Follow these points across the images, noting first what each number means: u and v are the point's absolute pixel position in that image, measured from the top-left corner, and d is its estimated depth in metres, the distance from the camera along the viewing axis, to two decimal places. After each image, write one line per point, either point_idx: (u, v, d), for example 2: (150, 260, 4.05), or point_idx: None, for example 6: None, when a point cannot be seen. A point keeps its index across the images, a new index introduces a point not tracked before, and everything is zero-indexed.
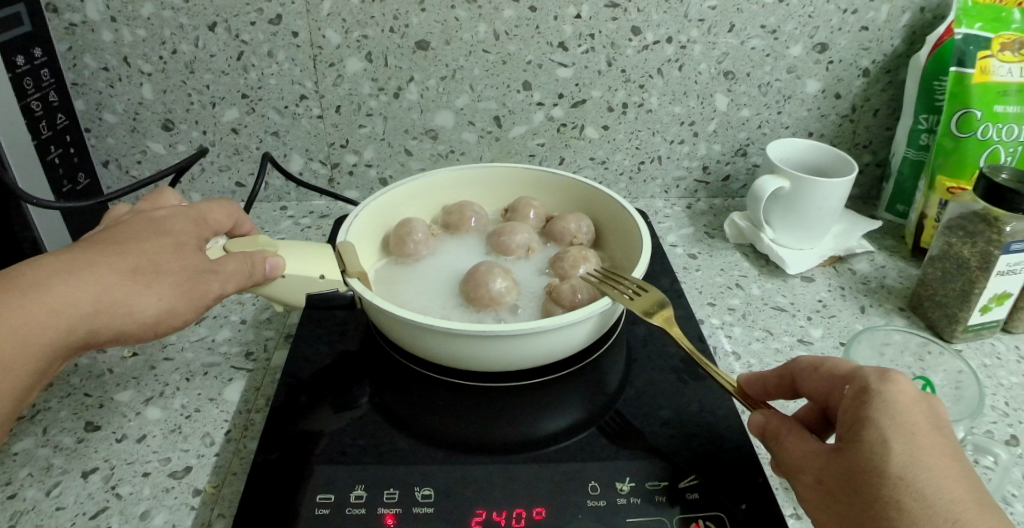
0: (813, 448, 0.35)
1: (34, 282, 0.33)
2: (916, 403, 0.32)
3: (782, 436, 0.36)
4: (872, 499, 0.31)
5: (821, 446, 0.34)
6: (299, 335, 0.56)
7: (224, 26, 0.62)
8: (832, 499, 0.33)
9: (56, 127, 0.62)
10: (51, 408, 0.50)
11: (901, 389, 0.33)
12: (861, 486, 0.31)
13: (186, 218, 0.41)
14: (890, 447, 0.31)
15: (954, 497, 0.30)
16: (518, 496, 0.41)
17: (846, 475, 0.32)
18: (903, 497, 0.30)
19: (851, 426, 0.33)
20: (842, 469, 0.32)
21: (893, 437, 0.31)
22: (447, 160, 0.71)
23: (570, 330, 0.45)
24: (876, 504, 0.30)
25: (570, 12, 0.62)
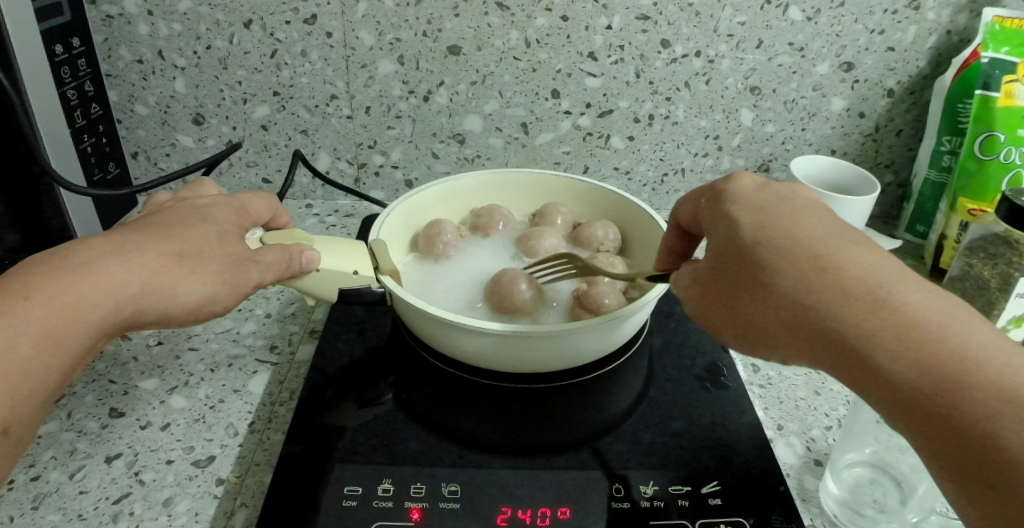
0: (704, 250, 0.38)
1: (84, 262, 0.34)
2: (757, 192, 0.37)
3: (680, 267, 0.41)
4: (755, 265, 0.34)
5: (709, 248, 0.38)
6: (325, 330, 0.57)
7: (259, 23, 0.63)
8: (726, 278, 0.37)
9: (89, 116, 0.63)
10: (75, 393, 0.50)
11: (743, 184, 0.38)
12: (744, 258, 0.35)
13: (229, 208, 0.43)
14: (745, 220, 0.36)
15: (822, 234, 0.34)
16: (543, 494, 0.42)
17: (728, 265, 0.36)
18: (773, 254, 0.34)
19: (711, 218, 0.38)
20: (724, 262, 0.36)
21: (749, 241, 0.35)
22: (473, 164, 0.72)
23: (595, 334, 0.46)
24: (762, 275, 0.34)
25: (601, 22, 0.63)
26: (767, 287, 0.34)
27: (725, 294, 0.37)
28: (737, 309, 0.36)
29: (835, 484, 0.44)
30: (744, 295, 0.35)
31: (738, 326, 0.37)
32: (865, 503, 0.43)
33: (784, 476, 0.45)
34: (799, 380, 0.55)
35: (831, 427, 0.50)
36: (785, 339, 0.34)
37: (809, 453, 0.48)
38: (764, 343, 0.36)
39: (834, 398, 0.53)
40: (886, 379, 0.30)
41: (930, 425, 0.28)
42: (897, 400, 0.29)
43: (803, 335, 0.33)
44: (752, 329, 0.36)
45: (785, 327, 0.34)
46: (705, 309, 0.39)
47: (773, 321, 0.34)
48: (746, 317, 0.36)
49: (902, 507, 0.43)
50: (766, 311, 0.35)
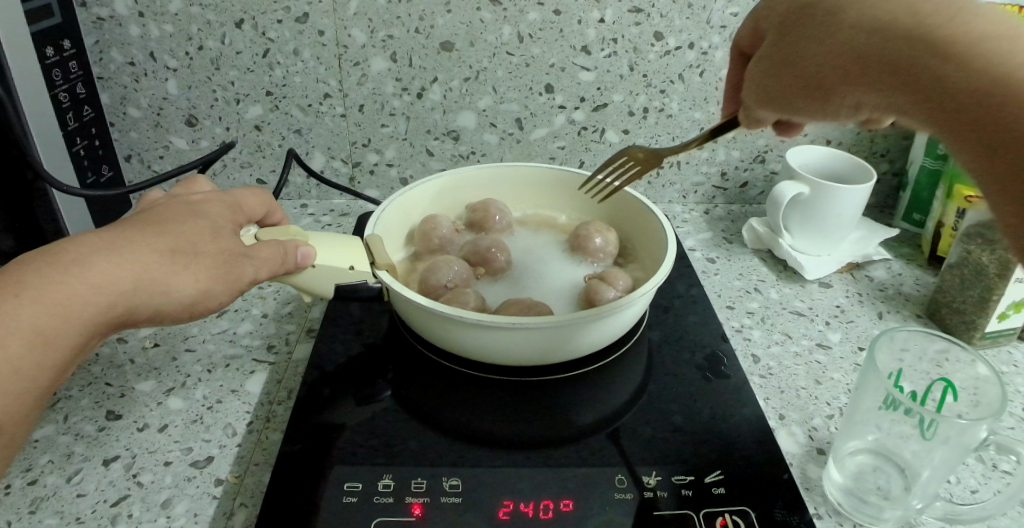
0: (826, 48, 0.34)
1: (76, 258, 0.34)
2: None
3: (818, 67, 0.35)
4: (908, 60, 0.30)
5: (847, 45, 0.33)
6: (323, 329, 0.56)
7: (251, 23, 0.62)
8: (875, 75, 0.32)
9: (81, 119, 0.62)
10: (72, 396, 0.50)
11: None
12: (886, 47, 0.31)
13: (222, 204, 0.43)
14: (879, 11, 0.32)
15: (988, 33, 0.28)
16: (545, 487, 0.42)
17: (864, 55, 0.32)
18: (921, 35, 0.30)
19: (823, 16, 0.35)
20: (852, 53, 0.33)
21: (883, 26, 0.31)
22: (468, 161, 0.72)
23: (597, 325, 0.47)
24: (917, 66, 0.30)
25: (593, 16, 0.63)
26: (821, 35, 0.35)
27: (811, 54, 0.35)
28: (824, 56, 0.34)
29: (838, 473, 0.44)
30: (796, 69, 0.36)
31: (812, 87, 0.36)
32: (868, 490, 0.43)
33: (788, 466, 0.45)
34: (799, 370, 0.54)
35: (832, 415, 0.50)
36: (868, 79, 0.32)
37: (811, 442, 0.48)
38: (838, 94, 0.35)
39: (835, 387, 0.52)
40: (979, 107, 0.27)
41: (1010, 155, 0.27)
42: (979, 129, 0.28)
43: (895, 67, 0.31)
44: (831, 79, 0.34)
45: (868, 64, 0.32)
46: (807, 96, 0.36)
47: (866, 71, 0.32)
48: (823, 66, 0.35)
49: (907, 493, 0.42)
50: (847, 54, 0.33)
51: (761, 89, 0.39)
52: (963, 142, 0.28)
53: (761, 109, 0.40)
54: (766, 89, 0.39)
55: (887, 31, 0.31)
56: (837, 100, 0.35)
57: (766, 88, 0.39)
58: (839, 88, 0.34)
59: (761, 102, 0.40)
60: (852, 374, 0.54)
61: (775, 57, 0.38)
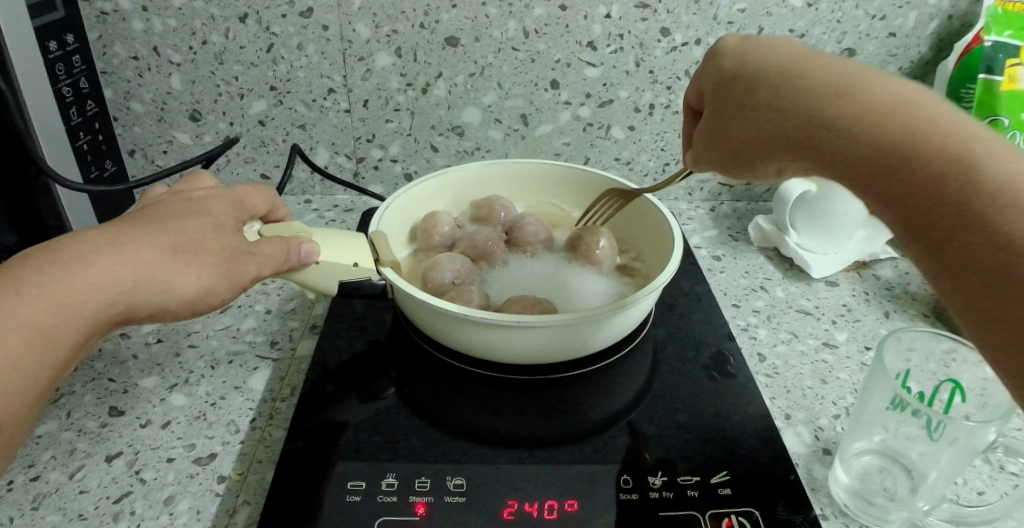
0: (747, 119, 0.36)
1: (76, 255, 0.34)
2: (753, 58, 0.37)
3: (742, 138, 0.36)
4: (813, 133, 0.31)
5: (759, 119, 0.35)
6: (326, 326, 0.56)
7: (255, 18, 0.62)
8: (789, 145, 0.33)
9: (85, 114, 0.62)
10: (75, 392, 0.50)
11: (733, 46, 0.39)
12: (795, 122, 0.32)
13: (226, 200, 0.43)
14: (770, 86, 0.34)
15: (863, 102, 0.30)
16: (550, 487, 0.42)
17: (781, 132, 0.33)
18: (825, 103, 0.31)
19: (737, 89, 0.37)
20: (767, 127, 0.34)
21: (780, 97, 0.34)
22: (473, 157, 0.71)
23: (603, 326, 0.47)
24: (825, 138, 0.31)
25: (600, 11, 0.62)
26: (742, 109, 0.36)
27: (736, 128, 0.37)
28: (743, 126, 0.36)
29: (845, 474, 0.44)
30: (727, 144, 0.38)
31: (743, 157, 0.37)
32: (875, 491, 0.43)
33: (794, 466, 0.45)
34: (805, 369, 0.54)
35: (839, 415, 0.49)
36: (782, 148, 0.34)
37: (817, 442, 0.47)
38: (765, 164, 0.36)
39: (841, 387, 0.52)
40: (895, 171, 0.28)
41: (914, 215, 0.27)
42: (887, 183, 0.28)
43: (801, 137, 0.32)
44: (756, 152, 0.36)
45: (780, 137, 0.34)
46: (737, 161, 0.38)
47: (780, 141, 0.34)
48: (747, 143, 0.36)
49: (913, 494, 0.42)
50: (761, 126, 0.35)
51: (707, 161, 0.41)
52: (869, 198, 0.29)
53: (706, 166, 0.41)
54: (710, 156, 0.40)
55: (780, 108, 0.33)
56: (764, 168, 0.36)
57: (712, 158, 0.40)
58: (763, 156, 0.35)
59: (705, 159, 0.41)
60: (859, 373, 0.53)
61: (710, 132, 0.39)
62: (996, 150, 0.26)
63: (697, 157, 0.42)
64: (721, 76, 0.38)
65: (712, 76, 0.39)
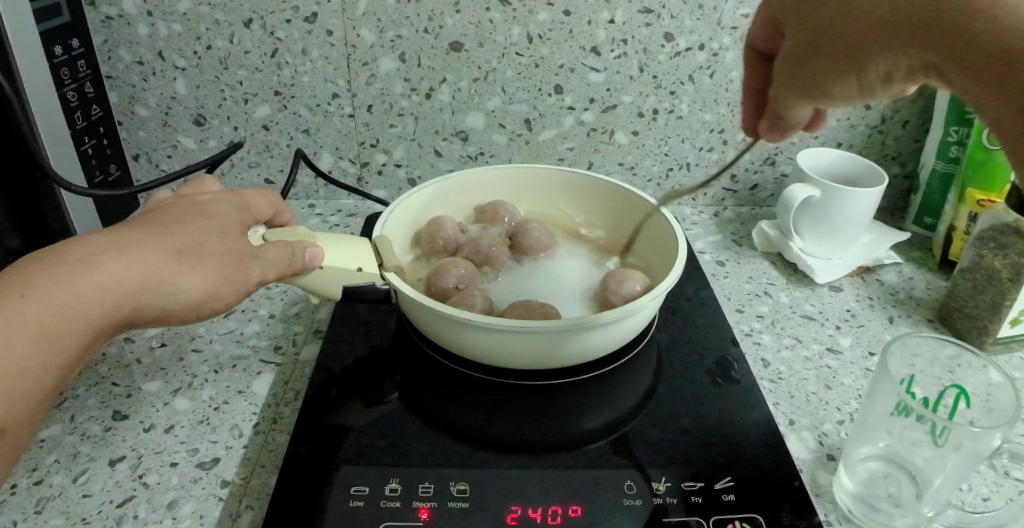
0: (852, 16, 0.32)
1: (82, 257, 0.34)
2: None
3: (839, 45, 0.33)
4: (938, 19, 0.28)
5: (871, 9, 0.31)
6: (330, 330, 0.56)
7: (260, 23, 0.62)
8: (907, 38, 0.30)
9: (90, 118, 0.62)
10: (78, 396, 0.50)
11: None
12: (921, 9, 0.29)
13: (230, 204, 0.43)
14: None
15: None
16: (554, 492, 0.41)
17: (902, 25, 0.30)
18: None
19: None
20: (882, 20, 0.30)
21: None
22: (477, 162, 0.71)
23: (608, 329, 0.47)
24: (955, 25, 0.27)
25: (603, 16, 0.62)
26: (841, 9, 0.32)
27: (833, 27, 0.33)
28: (844, 26, 0.32)
29: (848, 479, 0.44)
30: (822, 49, 0.34)
31: (844, 65, 0.33)
32: (879, 497, 0.43)
33: (798, 471, 0.45)
34: (809, 374, 0.54)
35: (843, 421, 0.49)
36: (903, 41, 0.30)
37: (821, 447, 0.47)
38: (874, 66, 0.32)
39: (846, 392, 0.52)
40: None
41: None
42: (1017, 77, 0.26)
43: (926, 27, 0.29)
44: (861, 53, 0.32)
45: (905, 30, 0.29)
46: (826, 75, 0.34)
47: (895, 31, 0.30)
48: (851, 43, 0.32)
49: (918, 500, 0.42)
50: (878, 20, 0.30)
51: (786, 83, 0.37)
52: (991, 96, 0.27)
53: (787, 103, 0.38)
54: (788, 78, 0.36)
55: (902, 1, 0.29)
56: (870, 73, 0.32)
57: (791, 77, 0.36)
58: (871, 56, 0.32)
59: (783, 86, 0.37)
60: (863, 379, 0.53)
61: (800, 39, 0.35)
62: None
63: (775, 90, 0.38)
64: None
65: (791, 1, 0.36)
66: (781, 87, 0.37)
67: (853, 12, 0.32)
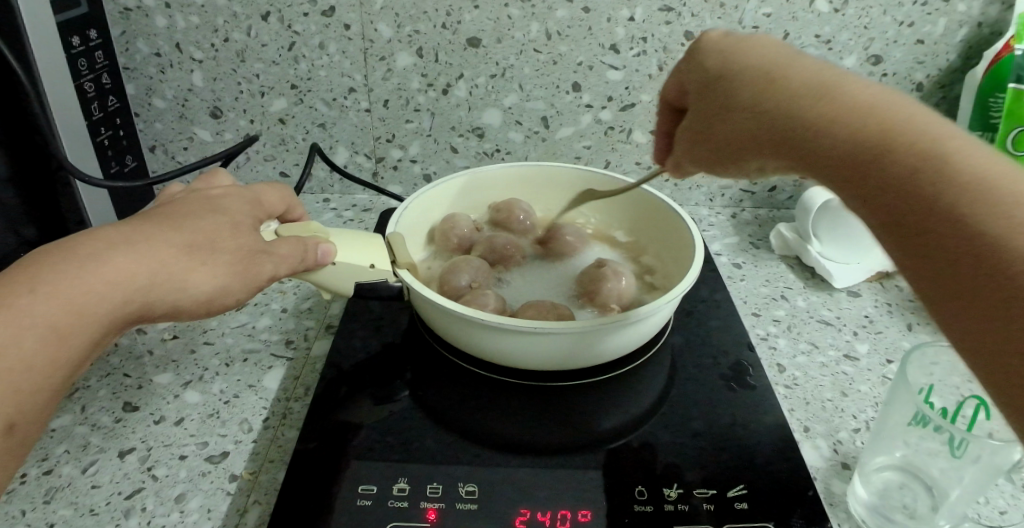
0: (729, 116, 0.34)
1: (92, 252, 0.34)
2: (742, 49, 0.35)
3: (722, 137, 0.35)
4: (793, 131, 0.30)
5: (740, 113, 0.33)
6: (342, 326, 0.56)
7: (277, 16, 0.62)
8: (768, 142, 0.32)
9: (106, 109, 0.63)
10: (90, 387, 0.50)
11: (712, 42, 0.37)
12: (778, 122, 0.31)
13: (242, 199, 0.43)
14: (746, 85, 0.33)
15: (847, 104, 0.28)
16: (563, 496, 0.41)
17: (765, 133, 0.31)
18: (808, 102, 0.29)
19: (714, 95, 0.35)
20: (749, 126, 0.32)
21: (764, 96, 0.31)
22: (492, 159, 0.71)
23: (623, 332, 0.46)
24: (804, 135, 0.29)
25: (623, 14, 0.61)
26: (719, 111, 0.34)
27: (716, 123, 0.35)
28: (723, 126, 0.34)
29: (864, 489, 0.43)
30: (711, 142, 0.36)
31: (727, 156, 0.35)
32: (895, 508, 0.42)
33: (812, 480, 0.44)
34: (825, 380, 0.53)
35: (859, 429, 0.48)
36: (767, 145, 0.32)
37: (836, 456, 0.46)
38: (750, 160, 0.34)
39: (862, 400, 0.51)
40: (885, 185, 0.26)
41: (892, 235, 0.26)
42: (865, 185, 0.27)
43: (783, 136, 0.31)
44: (739, 149, 0.34)
45: (762, 135, 0.32)
46: (713, 159, 0.36)
47: (760, 134, 0.32)
48: (731, 139, 0.34)
49: (934, 512, 0.41)
50: (745, 126, 0.33)
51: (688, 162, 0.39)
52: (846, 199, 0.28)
53: (697, 169, 0.39)
54: (689, 155, 0.39)
55: (763, 111, 0.31)
56: (749, 165, 0.34)
57: (692, 157, 0.39)
58: (749, 154, 0.34)
59: (688, 162, 0.39)
60: (881, 387, 0.52)
61: (693, 127, 0.37)
62: (980, 160, 0.25)
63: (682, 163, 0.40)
64: (700, 79, 0.36)
65: (687, 81, 0.38)
66: (686, 164, 0.40)
67: (728, 111, 0.34)
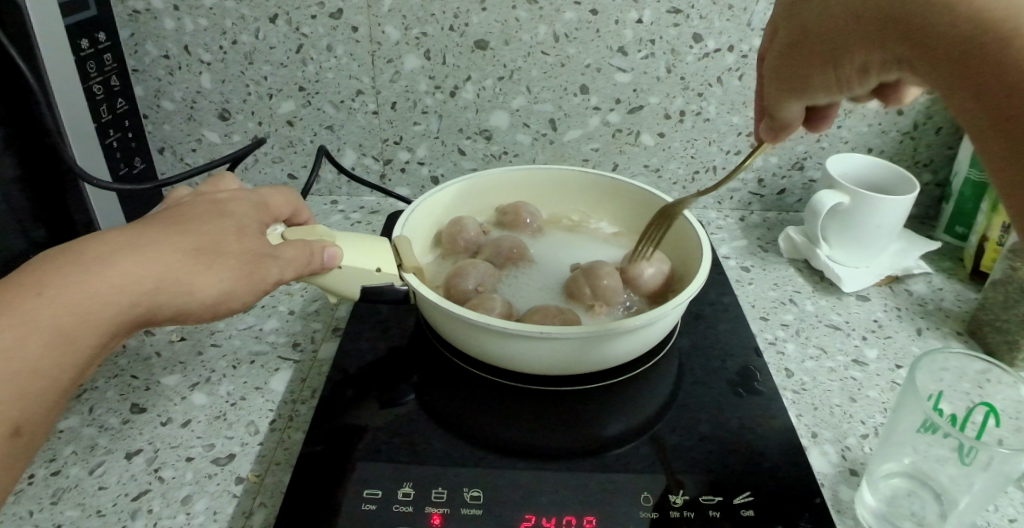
0: (835, 4, 0.32)
1: (99, 256, 0.34)
2: None
3: (824, 33, 0.33)
4: (904, 8, 0.29)
5: (848, 2, 0.32)
6: (348, 328, 0.56)
7: (285, 18, 0.62)
8: (877, 28, 0.30)
9: (115, 111, 0.63)
10: (97, 388, 0.50)
11: None
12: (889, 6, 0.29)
13: (249, 203, 0.43)
14: None
15: None
16: (568, 501, 0.41)
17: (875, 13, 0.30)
18: None
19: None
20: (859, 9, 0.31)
21: None
22: (500, 161, 0.71)
23: (631, 337, 0.46)
24: (913, 15, 0.28)
25: (631, 16, 0.61)
26: (823, 6, 0.33)
27: (816, 18, 0.34)
28: (828, 19, 0.33)
29: (871, 496, 0.42)
30: (806, 43, 0.35)
31: (823, 54, 0.34)
32: (902, 516, 0.41)
33: (819, 486, 0.43)
34: (833, 386, 0.52)
35: (867, 435, 0.48)
36: (873, 33, 0.31)
37: (844, 462, 0.46)
38: (850, 57, 0.33)
39: (870, 406, 0.50)
40: (994, 80, 0.25)
41: (1000, 116, 0.25)
42: (968, 66, 0.26)
43: (894, 19, 0.29)
44: (839, 40, 0.33)
45: (870, 19, 0.30)
46: (806, 65, 0.35)
47: (864, 21, 0.31)
48: (834, 31, 0.33)
49: (942, 520, 0.41)
50: (850, 11, 0.31)
51: (778, 79, 0.38)
52: (947, 86, 0.27)
53: (785, 100, 0.39)
54: (781, 66, 0.37)
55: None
56: (846, 65, 0.33)
57: (782, 72, 0.37)
58: (847, 48, 0.32)
59: (778, 81, 0.38)
60: (889, 393, 0.52)
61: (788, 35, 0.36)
62: None
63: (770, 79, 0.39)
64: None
65: None
66: (773, 79, 0.38)
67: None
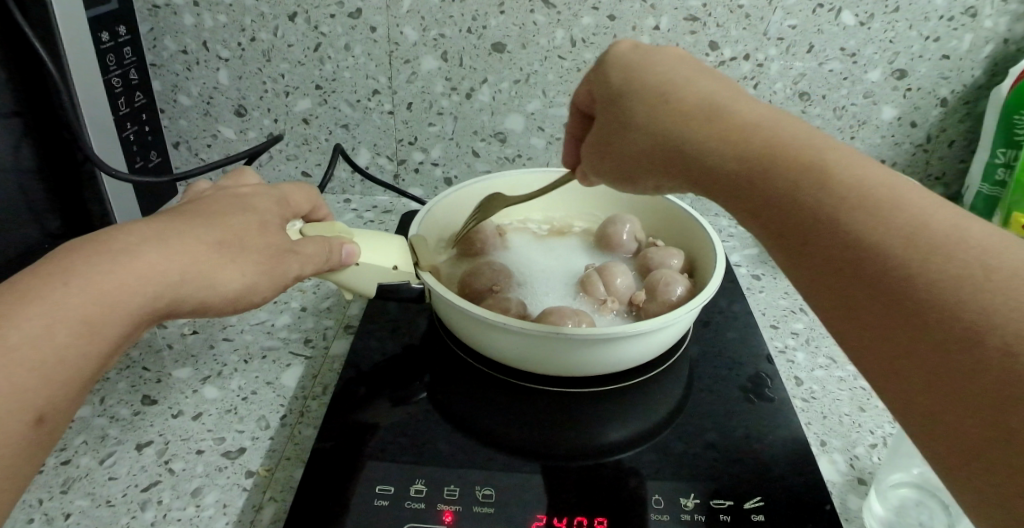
0: (633, 139, 0.37)
1: (124, 248, 0.34)
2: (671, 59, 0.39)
3: (627, 150, 0.38)
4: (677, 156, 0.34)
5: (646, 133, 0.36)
6: (360, 326, 0.56)
7: (304, 17, 0.62)
8: (662, 166, 0.36)
9: (133, 105, 0.63)
10: (109, 379, 0.50)
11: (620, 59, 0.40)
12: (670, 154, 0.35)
13: (270, 198, 0.43)
14: (642, 114, 0.36)
15: (770, 125, 0.32)
16: (579, 503, 0.41)
17: (657, 146, 0.36)
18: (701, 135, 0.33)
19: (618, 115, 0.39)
20: (648, 144, 0.36)
21: (664, 123, 0.35)
22: (514, 164, 0.71)
23: (641, 342, 0.46)
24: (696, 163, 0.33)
25: (648, 23, 0.61)
26: (627, 126, 0.38)
27: (624, 148, 0.38)
28: (633, 149, 0.38)
29: (880, 505, 0.42)
30: (609, 153, 0.40)
31: (625, 171, 0.40)
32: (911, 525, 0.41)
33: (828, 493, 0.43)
34: (843, 395, 0.52)
35: (877, 445, 0.48)
36: (666, 172, 0.36)
37: (853, 471, 0.46)
38: (644, 179, 0.38)
39: (880, 416, 0.50)
40: (820, 245, 0.27)
41: (846, 290, 0.26)
42: (789, 224, 0.29)
43: (702, 175, 0.33)
44: (636, 167, 0.38)
45: (656, 157, 0.36)
46: (609, 169, 0.41)
47: (655, 159, 0.36)
48: (634, 156, 0.38)
49: None
50: (641, 149, 0.37)
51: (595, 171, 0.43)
52: (761, 227, 0.30)
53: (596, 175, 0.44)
54: (601, 164, 0.42)
55: (670, 140, 0.35)
56: (646, 184, 0.39)
57: (598, 167, 0.43)
58: (647, 173, 0.38)
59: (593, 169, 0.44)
60: None
61: (598, 136, 0.41)
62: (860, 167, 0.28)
63: (591, 173, 0.44)
64: (608, 90, 0.40)
65: (601, 89, 0.41)
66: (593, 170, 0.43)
67: (633, 130, 0.37)
